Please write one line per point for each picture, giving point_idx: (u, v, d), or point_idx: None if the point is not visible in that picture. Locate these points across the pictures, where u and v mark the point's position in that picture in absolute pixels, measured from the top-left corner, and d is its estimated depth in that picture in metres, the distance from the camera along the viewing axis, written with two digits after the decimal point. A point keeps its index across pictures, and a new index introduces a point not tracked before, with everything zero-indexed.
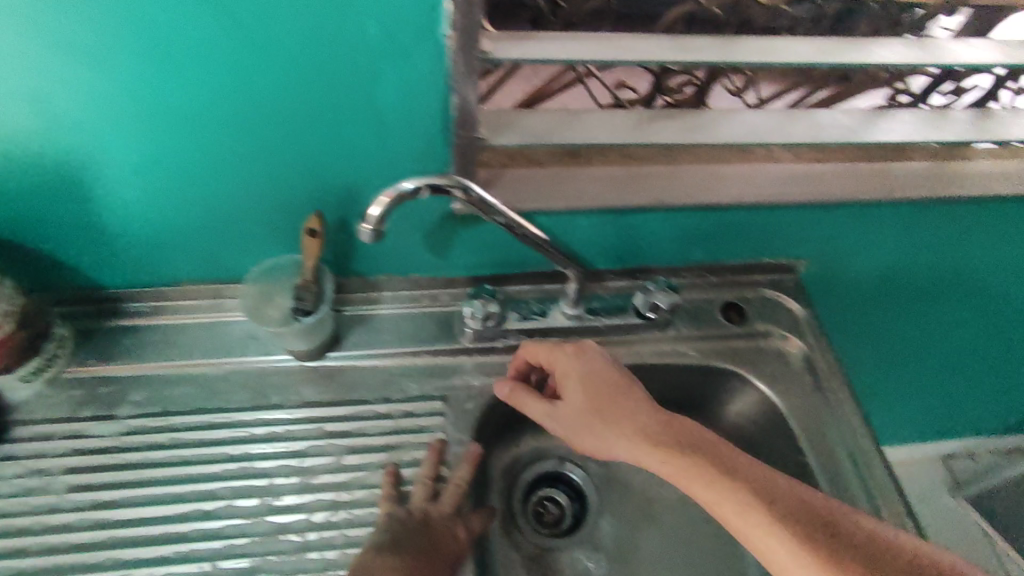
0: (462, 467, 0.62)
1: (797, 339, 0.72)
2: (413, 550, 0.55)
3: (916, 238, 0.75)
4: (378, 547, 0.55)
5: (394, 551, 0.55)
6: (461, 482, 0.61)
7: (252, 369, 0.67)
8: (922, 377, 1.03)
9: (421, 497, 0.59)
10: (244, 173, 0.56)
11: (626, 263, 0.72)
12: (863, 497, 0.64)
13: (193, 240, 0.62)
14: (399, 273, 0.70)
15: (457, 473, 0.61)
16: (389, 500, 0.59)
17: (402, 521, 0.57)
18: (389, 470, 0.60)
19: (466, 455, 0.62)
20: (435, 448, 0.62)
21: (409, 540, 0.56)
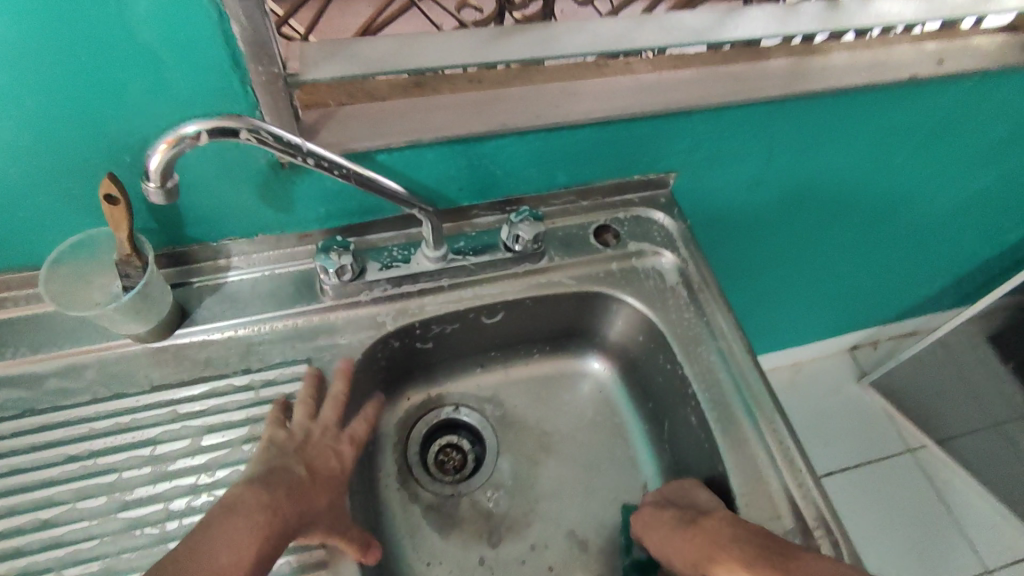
0: (339, 382, 0.61)
1: (669, 253, 0.72)
2: (295, 474, 0.55)
3: (779, 137, 0.74)
4: (257, 476, 0.53)
5: (275, 478, 0.54)
6: (342, 398, 0.61)
7: (90, 360, 0.60)
8: (800, 268, 1.08)
9: (303, 417, 0.58)
10: (9, 143, 0.48)
11: (489, 196, 0.69)
12: (737, 402, 0.65)
13: None
14: (245, 234, 0.64)
15: (334, 388, 0.61)
16: (270, 426, 0.57)
17: (282, 447, 0.56)
18: (277, 401, 0.59)
19: (343, 370, 0.62)
20: (312, 374, 0.61)
21: (290, 464, 0.55)
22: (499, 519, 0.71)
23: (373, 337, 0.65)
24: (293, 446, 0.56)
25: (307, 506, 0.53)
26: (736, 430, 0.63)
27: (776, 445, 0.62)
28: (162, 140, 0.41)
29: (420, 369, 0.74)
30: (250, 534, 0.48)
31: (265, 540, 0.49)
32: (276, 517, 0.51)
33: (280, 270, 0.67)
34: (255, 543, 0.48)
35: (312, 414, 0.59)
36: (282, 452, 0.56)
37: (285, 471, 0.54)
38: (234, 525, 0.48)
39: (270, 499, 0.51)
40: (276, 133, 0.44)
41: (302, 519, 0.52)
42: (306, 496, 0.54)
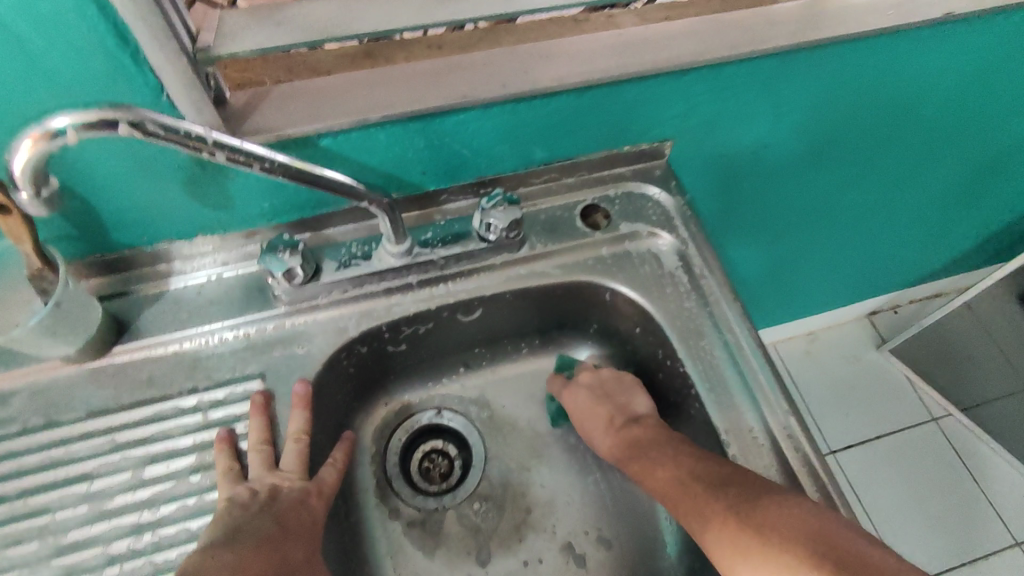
0: (298, 418, 0.54)
1: (667, 234, 0.64)
2: (262, 531, 0.47)
3: (790, 94, 0.65)
4: (216, 542, 0.45)
5: (238, 538, 0.46)
6: (303, 436, 0.53)
7: (16, 386, 0.54)
8: (821, 242, 0.99)
9: (261, 468, 0.51)
10: None
11: (459, 179, 0.61)
12: (747, 402, 0.57)
13: None
14: (183, 236, 0.57)
15: (293, 425, 0.54)
16: (225, 483, 0.50)
17: (243, 505, 0.48)
18: (222, 439, 0.52)
19: (299, 399, 0.54)
20: (258, 403, 0.54)
21: (255, 522, 0.48)
22: (487, 534, 0.65)
23: (334, 344, 0.58)
24: (254, 501, 0.49)
25: (282, 563, 0.46)
26: (745, 434, 0.56)
27: (792, 450, 0.55)
28: (28, 134, 0.33)
29: (396, 372, 0.67)
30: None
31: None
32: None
33: (228, 273, 0.59)
34: None
35: (270, 461, 0.52)
36: (244, 510, 0.48)
37: (250, 530, 0.47)
38: None
39: (235, 565, 0.44)
40: (169, 122, 0.36)
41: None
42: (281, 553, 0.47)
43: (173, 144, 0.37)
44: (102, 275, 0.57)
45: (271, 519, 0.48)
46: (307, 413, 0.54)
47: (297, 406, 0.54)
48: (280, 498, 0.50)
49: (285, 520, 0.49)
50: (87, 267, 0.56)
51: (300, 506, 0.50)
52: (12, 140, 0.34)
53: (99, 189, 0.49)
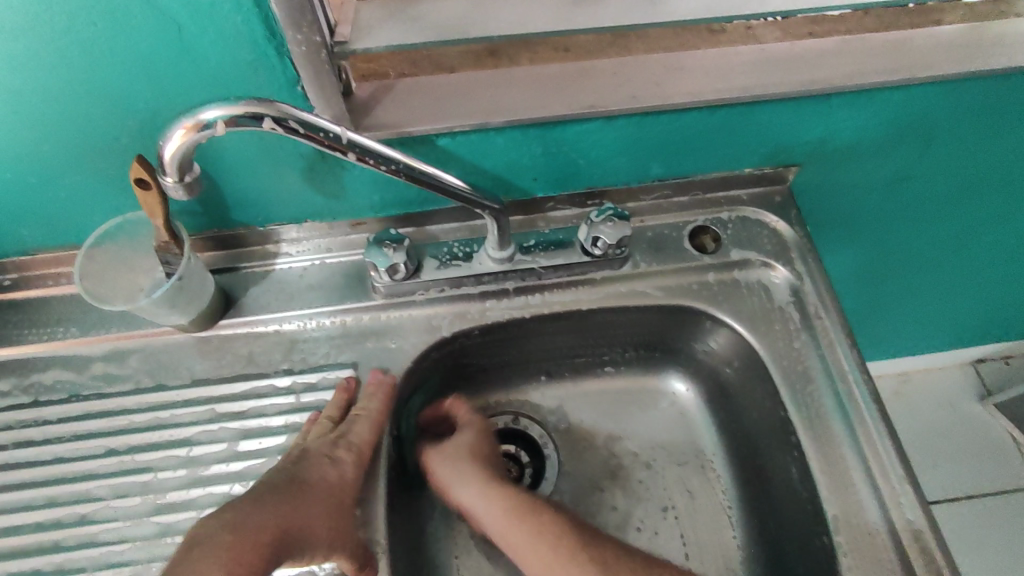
0: (373, 401, 0.54)
1: (782, 267, 0.60)
2: (279, 488, 0.48)
3: (943, 126, 0.58)
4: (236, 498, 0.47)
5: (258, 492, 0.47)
6: (373, 414, 0.53)
7: (132, 347, 0.57)
8: (945, 291, 0.89)
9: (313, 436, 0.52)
10: (36, 116, 0.43)
11: (567, 189, 0.59)
12: (856, 461, 0.53)
13: (21, 205, 0.50)
14: (294, 221, 0.58)
15: (367, 404, 0.54)
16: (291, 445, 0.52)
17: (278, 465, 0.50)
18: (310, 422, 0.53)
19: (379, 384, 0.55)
20: (343, 387, 0.55)
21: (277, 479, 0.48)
22: None
23: (425, 342, 0.58)
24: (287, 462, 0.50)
25: (290, 521, 0.46)
26: (850, 495, 0.51)
27: (902, 521, 0.50)
28: (180, 124, 0.35)
29: (479, 375, 0.67)
30: (212, 559, 0.41)
31: (231, 565, 0.41)
32: (242, 537, 0.43)
33: (331, 260, 0.60)
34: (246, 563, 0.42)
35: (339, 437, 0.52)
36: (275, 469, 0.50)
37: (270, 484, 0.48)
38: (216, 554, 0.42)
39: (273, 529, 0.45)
40: (309, 121, 0.37)
41: (283, 535, 0.45)
42: (291, 509, 0.47)
43: (310, 140, 0.38)
44: (216, 250, 0.60)
45: (290, 477, 0.49)
46: (378, 398, 0.54)
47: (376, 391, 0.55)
48: (306, 460, 0.50)
49: (303, 479, 0.49)
50: (205, 240, 0.59)
51: (325, 466, 0.50)
52: (166, 127, 0.35)
53: (225, 171, 0.51)
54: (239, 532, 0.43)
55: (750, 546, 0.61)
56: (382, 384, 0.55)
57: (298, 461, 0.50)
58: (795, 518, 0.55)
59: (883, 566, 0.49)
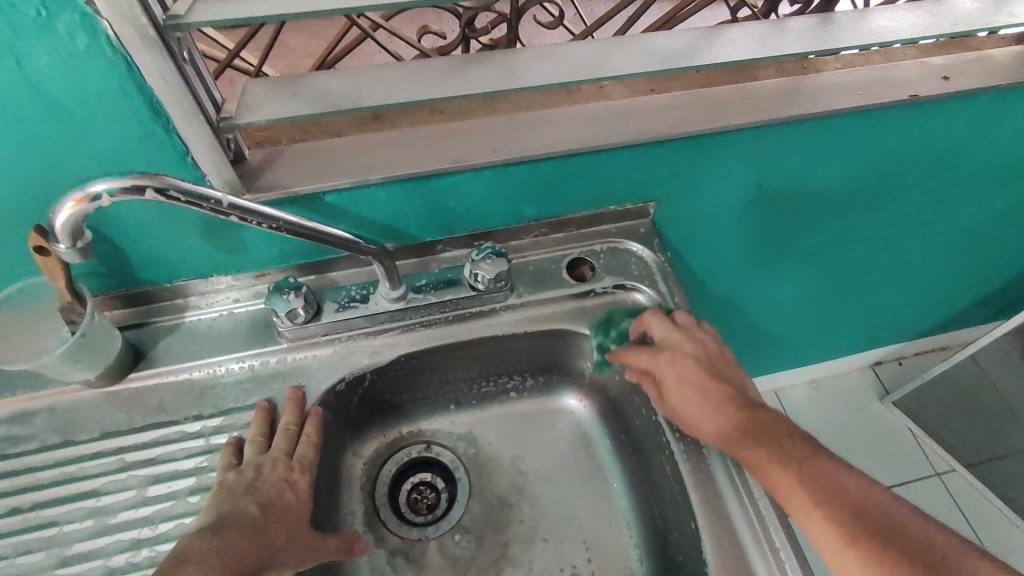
0: (310, 425, 0.60)
1: (647, 288, 0.69)
2: (247, 515, 0.52)
3: (769, 163, 0.69)
4: (207, 525, 0.50)
5: (225, 523, 0.51)
6: (313, 437, 0.59)
7: (40, 405, 0.59)
8: (817, 299, 1.01)
9: (254, 454, 0.56)
10: None
11: (453, 232, 0.66)
12: (716, 457, 0.60)
13: None
14: (200, 275, 0.62)
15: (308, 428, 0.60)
16: (223, 465, 0.56)
17: (231, 487, 0.54)
18: (228, 450, 0.57)
19: (294, 399, 0.60)
20: (264, 408, 0.60)
21: (242, 506, 0.53)
22: (465, 564, 0.68)
23: (330, 380, 0.63)
24: (243, 485, 0.54)
25: (263, 545, 0.51)
26: (712, 484, 0.59)
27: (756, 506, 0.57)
28: (69, 198, 0.39)
29: (389, 407, 0.72)
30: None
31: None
32: (229, 565, 0.48)
33: (238, 310, 0.64)
34: None
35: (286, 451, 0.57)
36: (233, 493, 0.53)
37: (237, 514, 0.52)
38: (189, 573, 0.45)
39: (221, 548, 0.49)
40: (190, 189, 0.42)
41: (259, 559, 0.50)
42: (259, 533, 0.51)
43: (193, 205, 0.43)
44: (125, 307, 0.63)
45: (256, 503, 0.53)
46: (298, 411, 0.60)
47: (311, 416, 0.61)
48: (265, 481, 0.55)
49: (268, 501, 0.54)
50: (111, 300, 0.62)
51: (283, 487, 0.55)
52: (57, 200, 0.40)
53: (128, 235, 0.55)
54: (224, 555, 0.48)
55: (644, 544, 0.67)
56: (300, 400, 0.61)
57: (253, 485, 0.54)
58: (675, 512, 0.62)
59: (739, 544, 0.56)
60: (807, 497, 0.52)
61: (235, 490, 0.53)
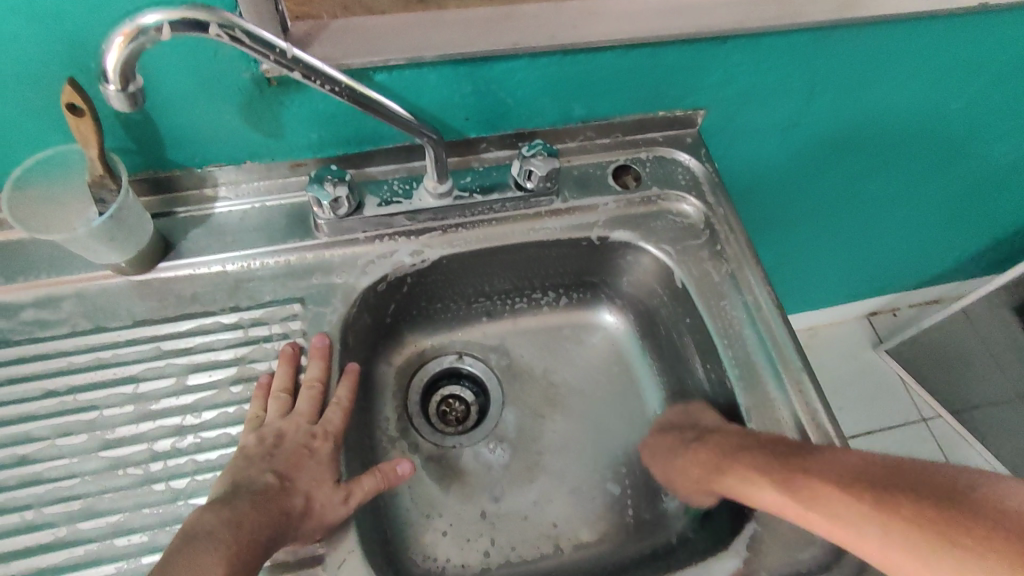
0: (341, 387, 0.56)
1: (694, 199, 0.67)
2: (260, 487, 0.48)
3: (821, 73, 0.67)
4: (220, 495, 0.46)
5: (238, 494, 0.47)
6: (344, 403, 0.55)
7: (69, 289, 0.56)
8: (837, 230, 1.02)
9: (276, 415, 0.52)
10: None
11: (499, 129, 0.63)
12: (763, 361, 0.60)
13: None
14: (232, 161, 0.59)
15: (337, 391, 0.56)
16: (245, 427, 0.52)
17: (249, 454, 0.50)
18: (257, 388, 0.53)
19: (316, 348, 0.55)
20: (288, 352, 0.55)
21: (257, 475, 0.49)
22: (500, 471, 0.67)
23: (370, 277, 0.60)
24: (261, 451, 0.50)
25: (278, 516, 0.47)
26: (760, 389, 0.59)
27: (806, 414, 0.58)
28: (119, 32, 0.36)
29: (421, 315, 0.70)
30: (213, 561, 0.41)
31: (232, 566, 0.42)
32: (240, 537, 0.44)
33: (272, 202, 0.61)
34: (219, 563, 0.41)
35: (313, 409, 0.54)
36: (251, 460, 0.49)
37: (251, 483, 0.48)
38: (189, 557, 0.41)
39: (230, 519, 0.44)
40: (255, 33, 0.39)
41: (273, 530, 0.46)
42: (268, 506, 0.47)
43: (257, 53, 0.40)
44: (151, 194, 0.59)
45: (271, 472, 0.49)
46: (324, 363, 0.55)
47: (346, 378, 0.56)
48: (285, 446, 0.50)
49: (285, 470, 0.50)
50: (138, 184, 0.58)
51: (304, 454, 0.51)
52: (105, 37, 0.36)
53: (163, 108, 0.52)
54: (234, 530, 0.44)
55: None
56: (326, 350, 0.56)
57: (274, 451, 0.50)
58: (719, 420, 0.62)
59: None
60: (808, 514, 0.48)
61: (253, 455, 0.50)
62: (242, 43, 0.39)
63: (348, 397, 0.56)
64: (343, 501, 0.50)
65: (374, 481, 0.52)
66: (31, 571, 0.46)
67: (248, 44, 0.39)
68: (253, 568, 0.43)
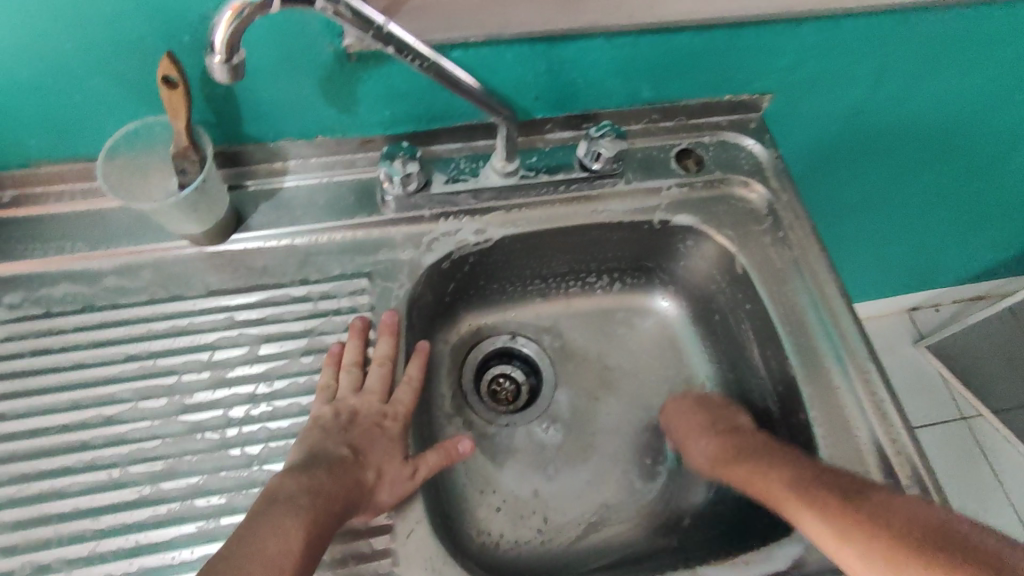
0: (411, 365, 0.57)
1: (759, 185, 0.66)
2: (336, 457, 0.49)
3: (895, 59, 0.65)
4: (299, 463, 0.48)
5: (316, 461, 0.48)
6: (415, 381, 0.56)
7: (147, 259, 0.57)
8: (891, 222, 1.00)
9: (348, 387, 0.53)
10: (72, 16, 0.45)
11: (565, 109, 0.63)
12: (828, 351, 0.60)
13: (47, 117, 0.52)
14: (305, 136, 0.59)
15: (407, 370, 0.57)
16: (318, 399, 0.53)
17: (325, 425, 0.51)
18: (327, 359, 0.55)
19: (385, 324, 0.56)
20: (358, 327, 0.56)
21: (333, 446, 0.50)
22: (553, 451, 0.68)
23: (435, 255, 0.61)
24: (336, 424, 0.51)
25: (353, 485, 0.48)
26: (825, 377, 0.59)
27: (872, 406, 0.58)
28: (227, 6, 0.37)
29: (478, 294, 0.71)
30: (293, 523, 0.43)
31: (311, 529, 0.43)
32: (320, 503, 0.45)
33: (339, 178, 0.62)
34: (301, 526, 0.43)
35: (383, 383, 0.55)
36: (327, 431, 0.51)
37: (328, 453, 0.49)
38: (273, 518, 0.43)
39: (311, 486, 0.46)
40: (356, 6, 0.40)
41: (348, 499, 0.47)
42: (345, 476, 0.48)
43: (356, 26, 0.42)
44: (223, 168, 0.60)
45: (346, 445, 0.50)
46: (393, 341, 0.56)
47: (416, 356, 0.58)
48: (359, 422, 0.52)
49: (359, 443, 0.51)
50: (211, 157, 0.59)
51: (376, 430, 0.53)
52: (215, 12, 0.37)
53: (245, 82, 0.53)
54: (315, 496, 0.45)
55: None
56: (395, 326, 0.57)
57: (349, 425, 0.52)
58: (778, 408, 0.62)
59: (851, 434, 0.57)
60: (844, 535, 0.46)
61: (330, 427, 0.51)
62: (344, 17, 0.41)
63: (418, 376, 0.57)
64: (411, 475, 0.51)
65: (438, 457, 0.53)
66: (117, 526, 0.48)
67: (349, 17, 0.41)
68: (328, 533, 0.44)
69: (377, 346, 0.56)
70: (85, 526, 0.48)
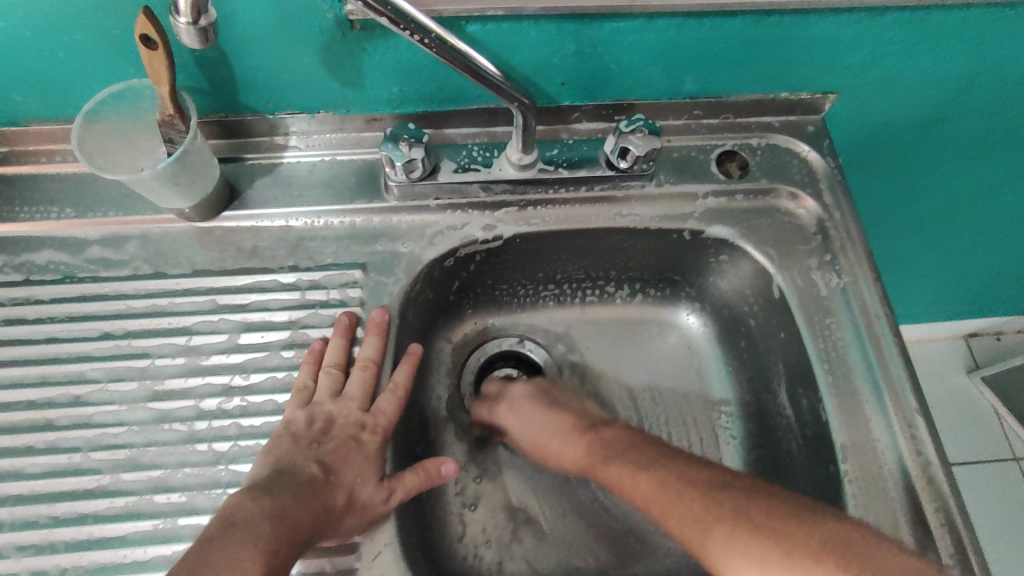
0: (399, 371, 0.53)
1: (810, 198, 0.58)
2: (304, 477, 0.45)
3: (989, 63, 0.56)
4: (262, 482, 0.44)
5: (282, 481, 0.44)
6: (400, 389, 0.52)
7: (132, 230, 0.54)
8: (962, 248, 0.89)
9: (328, 389, 0.50)
10: None
11: (595, 97, 0.56)
12: (872, 394, 0.53)
13: (31, 73, 0.48)
14: (306, 109, 0.54)
15: (393, 375, 0.52)
16: (293, 401, 0.49)
17: (298, 436, 0.48)
18: (308, 357, 0.51)
19: (374, 322, 0.52)
20: (344, 323, 0.51)
21: (302, 463, 0.46)
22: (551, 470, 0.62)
23: (437, 249, 0.56)
24: (309, 436, 0.48)
25: (319, 512, 0.44)
26: (863, 426, 0.52)
27: (916, 465, 0.50)
28: None
29: (485, 293, 0.65)
30: (248, 555, 0.39)
31: (267, 562, 0.39)
32: (281, 532, 0.41)
33: (343, 157, 0.57)
34: (258, 558, 0.39)
35: (364, 387, 0.51)
36: (298, 444, 0.47)
37: (296, 471, 0.46)
38: (229, 547, 0.39)
39: (272, 511, 0.42)
40: None
41: (312, 527, 0.43)
42: (311, 500, 0.44)
43: None
44: (221, 137, 0.56)
45: (317, 463, 0.47)
46: (380, 342, 0.52)
47: (405, 360, 0.53)
48: (334, 434, 0.48)
49: (331, 461, 0.47)
50: (207, 126, 0.55)
51: (351, 444, 0.49)
52: None
53: (239, 48, 0.48)
54: (276, 524, 0.41)
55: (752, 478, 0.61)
56: (385, 325, 0.52)
57: (321, 438, 0.48)
58: (805, 453, 0.55)
59: (889, 496, 0.49)
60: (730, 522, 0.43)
61: (300, 440, 0.47)
62: None
63: (405, 383, 0.53)
64: (385, 500, 0.47)
65: (418, 477, 0.49)
66: (73, 515, 0.46)
67: None
68: (286, 568, 0.40)
69: (362, 345, 0.52)
70: (39, 512, 0.46)
